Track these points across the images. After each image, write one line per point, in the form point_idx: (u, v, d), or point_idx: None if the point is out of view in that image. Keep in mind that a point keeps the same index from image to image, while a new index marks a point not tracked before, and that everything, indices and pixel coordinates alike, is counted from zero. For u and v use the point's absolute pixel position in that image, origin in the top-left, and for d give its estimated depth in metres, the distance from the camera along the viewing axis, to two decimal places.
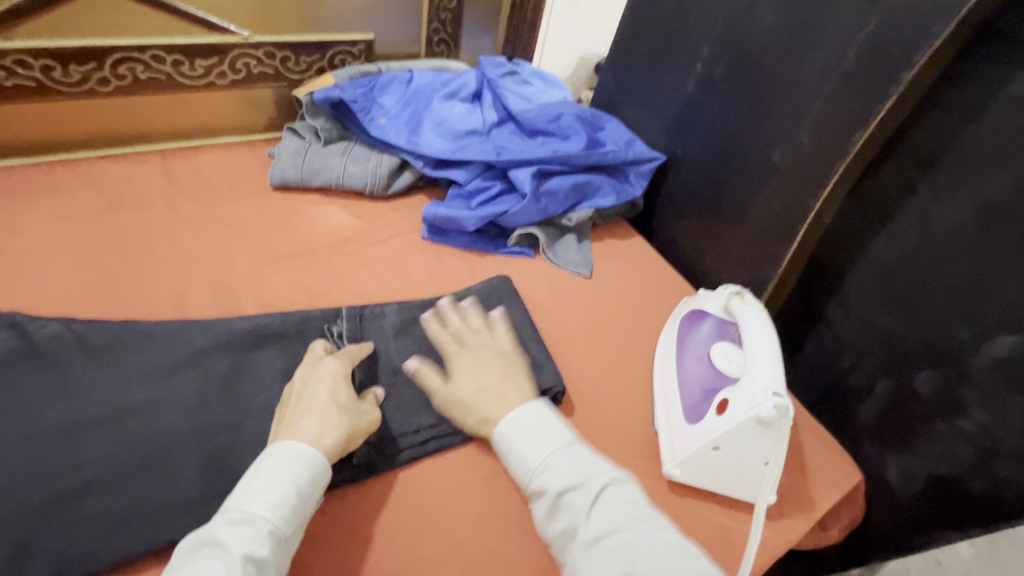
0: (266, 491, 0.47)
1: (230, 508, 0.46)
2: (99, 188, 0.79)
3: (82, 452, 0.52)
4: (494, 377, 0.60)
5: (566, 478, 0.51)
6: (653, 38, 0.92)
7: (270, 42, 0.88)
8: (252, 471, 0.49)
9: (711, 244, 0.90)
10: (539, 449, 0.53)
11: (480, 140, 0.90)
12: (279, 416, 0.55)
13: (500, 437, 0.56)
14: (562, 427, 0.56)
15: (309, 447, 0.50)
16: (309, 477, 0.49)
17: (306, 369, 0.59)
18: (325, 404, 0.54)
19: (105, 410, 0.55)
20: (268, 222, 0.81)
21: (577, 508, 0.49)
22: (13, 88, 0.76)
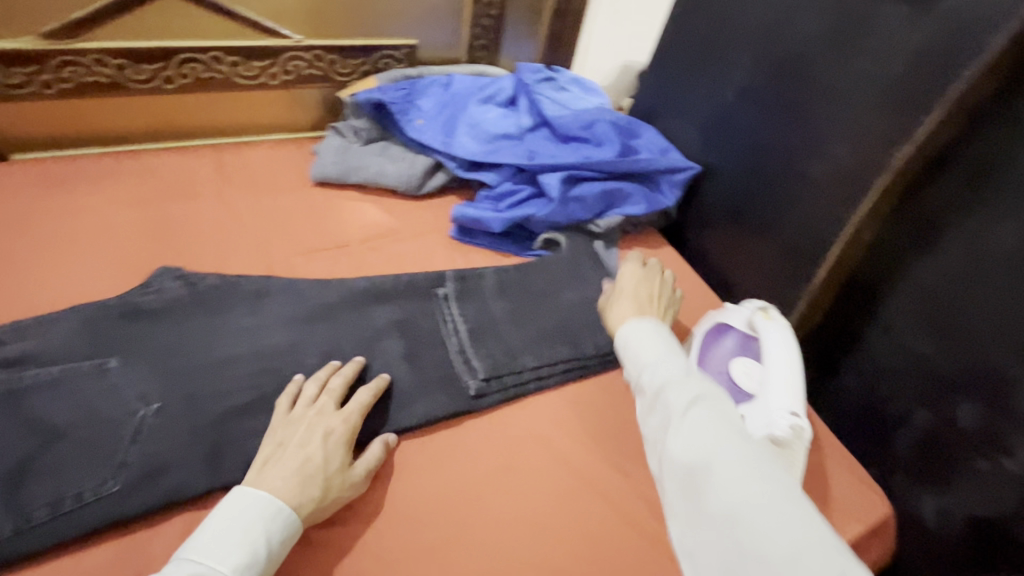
0: (234, 552, 0.47)
1: (190, 560, 0.47)
2: (156, 176, 0.85)
3: (122, 419, 0.56)
4: (651, 307, 0.66)
5: (672, 377, 0.52)
6: (693, 47, 0.91)
7: (320, 46, 0.92)
8: (214, 522, 0.49)
9: (743, 258, 0.88)
10: (655, 355, 0.55)
11: (513, 144, 0.92)
12: (270, 447, 0.56)
13: (620, 340, 0.59)
14: (675, 347, 0.56)
15: (288, 513, 0.51)
16: (280, 538, 0.50)
17: (311, 414, 0.58)
18: (314, 472, 0.54)
19: (140, 381, 0.59)
20: (306, 216, 0.85)
21: (672, 404, 0.49)
22: (91, 84, 0.83)
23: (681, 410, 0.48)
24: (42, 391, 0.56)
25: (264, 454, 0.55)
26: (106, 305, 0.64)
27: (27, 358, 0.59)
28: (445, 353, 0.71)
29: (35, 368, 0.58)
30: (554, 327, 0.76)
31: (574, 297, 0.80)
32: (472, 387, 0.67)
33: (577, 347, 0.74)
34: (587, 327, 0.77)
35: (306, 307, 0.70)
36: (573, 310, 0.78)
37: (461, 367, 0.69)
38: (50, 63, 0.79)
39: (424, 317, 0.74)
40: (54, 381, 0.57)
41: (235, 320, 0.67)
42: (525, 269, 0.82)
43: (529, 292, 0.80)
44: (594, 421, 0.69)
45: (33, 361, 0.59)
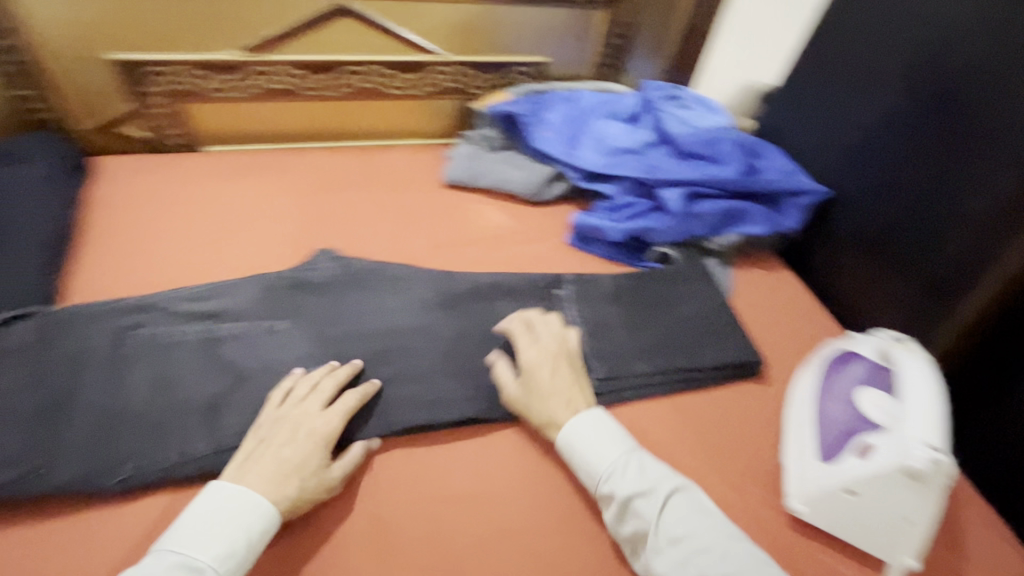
0: (217, 542, 0.50)
1: (172, 549, 0.50)
2: (314, 171, 0.98)
3: (291, 373, 0.67)
4: (565, 381, 0.67)
5: (636, 484, 0.58)
6: (835, 71, 0.90)
7: (462, 61, 1.01)
8: (197, 513, 0.52)
9: (871, 287, 0.85)
10: (608, 454, 0.61)
11: (634, 158, 0.94)
12: (253, 444, 0.58)
13: (563, 441, 0.63)
14: (623, 434, 0.63)
15: (260, 510, 0.53)
16: (260, 529, 0.52)
17: (294, 413, 0.61)
18: (288, 469, 0.56)
19: (307, 348, 0.70)
20: (438, 214, 0.94)
21: (645, 514, 0.57)
22: (272, 91, 0.96)
23: (654, 519, 0.56)
24: (232, 342, 0.68)
25: (244, 450, 0.58)
26: (278, 277, 0.76)
27: (220, 313, 0.71)
28: None
29: (226, 323, 0.70)
30: (670, 337, 0.78)
31: (691, 310, 0.81)
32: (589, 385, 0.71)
33: (691, 360, 0.75)
34: (701, 343, 0.77)
35: (438, 295, 0.78)
36: (690, 324, 0.79)
37: None
38: (243, 71, 0.92)
39: (542, 312, 0.79)
40: (241, 335, 0.69)
41: (378, 301, 0.76)
42: (642, 278, 0.85)
43: (640, 303, 0.81)
44: (702, 433, 0.69)
45: (225, 316, 0.71)
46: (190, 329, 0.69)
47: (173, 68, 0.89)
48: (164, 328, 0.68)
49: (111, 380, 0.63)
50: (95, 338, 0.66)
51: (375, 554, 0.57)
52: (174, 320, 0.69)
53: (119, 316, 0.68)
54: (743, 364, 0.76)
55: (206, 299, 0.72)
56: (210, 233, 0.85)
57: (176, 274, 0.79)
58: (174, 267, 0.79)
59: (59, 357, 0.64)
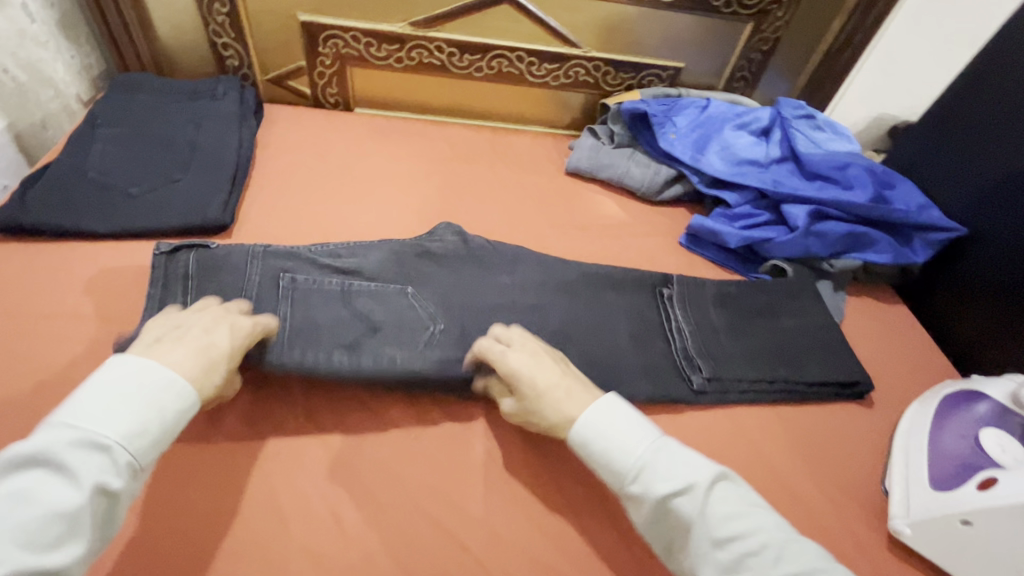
0: (124, 418, 0.45)
1: (66, 422, 0.44)
2: (450, 143, 1.05)
3: (423, 329, 0.71)
4: (555, 373, 0.63)
5: (670, 483, 0.54)
6: (989, 106, 0.86)
7: (602, 58, 1.05)
8: (94, 391, 0.46)
9: (1002, 336, 0.82)
10: (635, 444, 0.56)
11: (759, 171, 0.96)
12: (161, 331, 0.54)
13: (580, 438, 0.58)
14: (643, 422, 0.58)
15: (180, 385, 0.49)
16: (176, 408, 0.48)
17: (211, 311, 0.59)
18: (214, 352, 0.54)
19: (435, 311, 0.74)
20: (558, 198, 0.99)
21: (687, 510, 0.53)
22: (425, 64, 1.04)
23: (697, 515, 0.52)
24: (366, 297, 0.73)
25: (153, 336, 0.54)
26: (406, 245, 0.80)
27: (359, 272, 0.75)
28: (667, 346, 0.77)
29: (363, 280, 0.74)
30: (777, 348, 0.78)
31: (801, 324, 0.81)
32: (695, 382, 0.72)
33: (799, 373, 0.75)
34: (812, 358, 0.77)
35: (556, 277, 0.81)
36: (800, 339, 0.79)
37: (685, 365, 0.74)
38: (406, 44, 1.01)
39: (650, 307, 0.81)
40: (377, 293, 0.74)
41: (498, 276, 0.80)
42: (750, 289, 0.84)
43: (749, 310, 0.82)
44: (803, 443, 0.70)
45: (360, 274, 0.75)
46: (330, 282, 0.73)
47: (347, 34, 0.99)
48: (308, 275, 0.73)
49: (266, 315, 0.68)
50: (251, 275, 0.70)
51: (488, 486, 0.62)
52: (316, 271, 0.74)
53: (269, 260, 0.72)
54: (848, 388, 0.75)
55: (343, 257, 0.76)
56: (356, 184, 0.94)
57: (327, 215, 0.88)
58: (326, 209, 0.88)
59: (220, 287, 0.68)
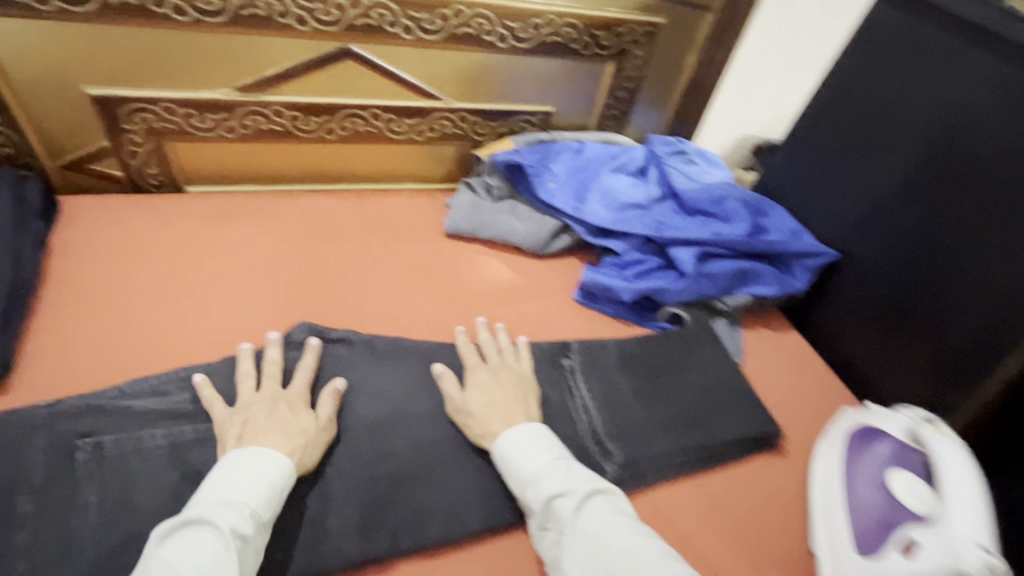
0: (244, 482, 0.52)
1: (204, 495, 0.51)
2: (307, 217, 0.92)
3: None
4: (505, 394, 0.66)
5: (558, 485, 0.57)
6: (840, 134, 0.90)
7: (467, 108, 0.98)
8: (219, 472, 0.54)
9: (884, 353, 0.84)
10: (535, 458, 0.60)
11: (642, 214, 0.92)
12: (235, 425, 0.58)
13: (499, 450, 0.61)
14: (555, 441, 0.63)
15: (275, 454, 0.55)
16: (279, 475, 0.54)
17: (267, 390, 0.62)
18: (288, 427, 0.59)
19: None
20: (439, 267, 0.89)
21: (563, 514, 0.55)
22: (265, 131, 0.90)
23: (573, 516, 0.55)
24: (202, 447, 0.59)
25: (232, 428, 0.58)
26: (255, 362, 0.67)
27: (192, 412, 0.61)
28: (574, 429, 0.69)
29: (196, 423, 0.61)
30: (689, 409, 0.73)
31: (706, 376, 0.77)
32: (609, 472, 0.65)
33: (712, 434, 0.70)
34: (722, 413, 0.73)
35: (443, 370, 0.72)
36: (708, 392, 0.75)
37: (596, 450, 0.67)
38: (237, 112, 0.87)
39: (553, 385, 0.73)
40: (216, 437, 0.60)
41: (373, 381, 0.69)
42: (650, 345, 0.80)
43: (653, 369, 0.77)
44: (727, 515, 0.65)
45: (195, 415, 0.61)
46: (151, 434, 0.59)
47: (158, 106, 0.83)
48: (120, 433, 0.58)
49: (59, 504, 0.53)
50: (34, 455, 0.55)
51: None
52: (132, 423, 0.59)
53: (61, 423, 0.57)
54: (762, 441, 0.72)
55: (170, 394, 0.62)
56: (190, 284, 0.77)
57: (148, 334, 0.70)
58: (147, 327, 0.71)
59: None
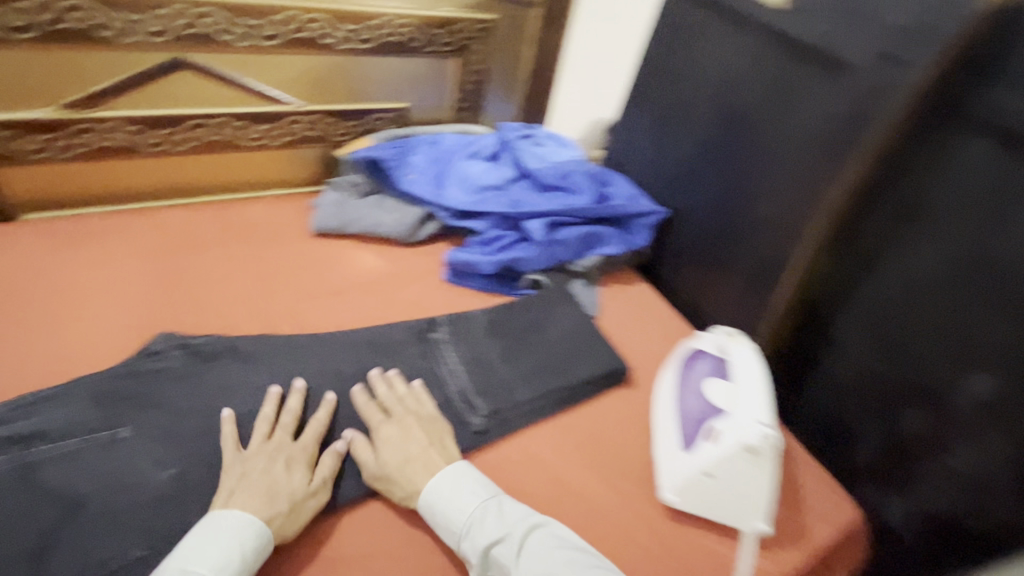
0: (212, 555, 0.52)
1: (171, 566, 0.51)
2: (162, 231, 0.90)
3: (140, 484, 0.59)
4: (419, 446, 0.65)
5: (491, 533, 0.57)
6: (651, 105, 1.01)
7: (321, 110, 1.01)
8: (192, 539, 0.53)
9: (706, 292, 0.95)
10: (463, 506, 0.59)
11: (497, 194, 1.00)
12: (230, 483, 0.58)
13: (424, 502, 0.61)
14: (483, 481, 0.63)
15: (257, 523, 0.55)
16: (254, 546, 0.53)
17: (270, 446, 0.62)
18: (279, 489, 0.58)
19: (159, 450, 0.62)
20: (307, 265, 0.91)
21: (503, 561, 0.56)
22: (103, 149, 0.87)
23: (514, 562, 0.56)
24: (54, 465, 0.58)
25: (225, 486, 0.58)
26: (109, 377, 0.66)
27: (40, 435, 0.60)
28: (443, 391, 0.75)
29: (45, 444, 0.59)
30: (547, 359, 0.81)
31: (562, 330, 0.86)
32: (475, 423, 0.72)
33: (567, 378, 0.79)
34: (577, 358, 0.82)
35: (311, 358, 0.75)
36: (565, 343, 0.84)
37: (463, 406, 0.73)
38: (67, 130, 0.83)
39: (422, 358, 0.78)
40: (70, 453, 0.59)
41: (240, 378, 0.70)
42: (512, 309, 0.88)
43: (515, 331, 0.85)
44: (584, 443, 0.74)
45: (44, 436, 0.60)
46: None
47: None
48: None
49: None
50: None
51: None
52: None
53: None
54: (613, 376, 0.82)
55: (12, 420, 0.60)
56: (27, 312, 0.74)
57: None
58: None
59: None
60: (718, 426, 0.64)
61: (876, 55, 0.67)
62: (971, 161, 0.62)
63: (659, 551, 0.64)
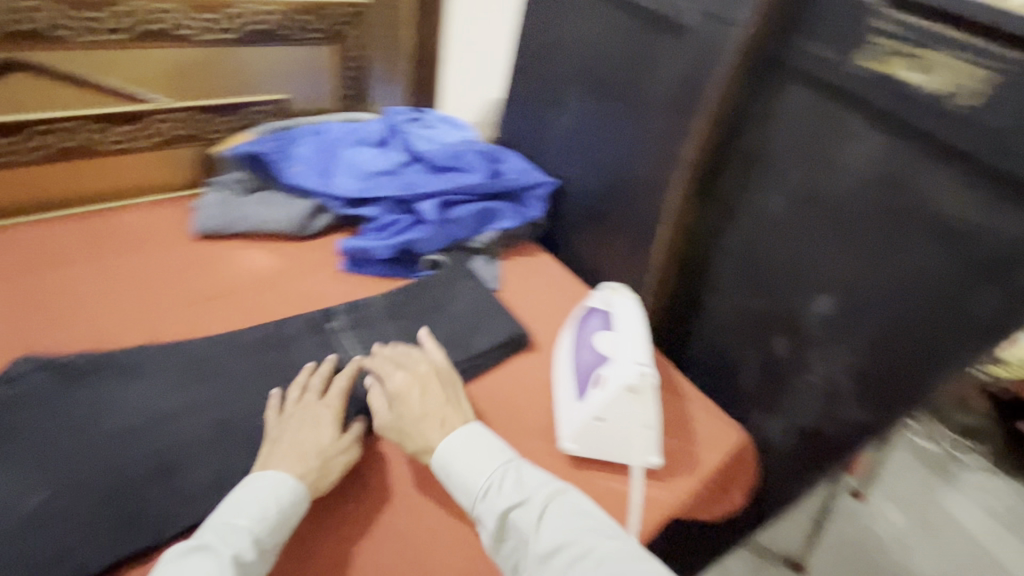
0: (251, 509, 0.55)
1: (216, 522, 0.54)
2: (17, 250, 0.83)
3: (8, 511, 0.55)
4: (437, 402, 0.66)
5: (512, 495, 0.58)
6: (531, 80, 1.04)
7: (186, 106, 0.95)
8: (235, 495, 0.57)
9: (600, 254, 1.00)
10: (481, 471, 0.60)
11: (389, 178, 0.99)
12: (267, 447, 0.62)
13: (440, 462, 0.61)
14: (501, 446, 0.63)
15: (292, 481, 0.58)
16: (289, 500, 0.56)
17: (302, 410, 0.65)
18: (309, 447, 0.61)
19: (28, 476, 0.58)
20: (190, 269, 0.87)
21: (521, 525, 0.57)
22: None
23: (534, 527, 0.56)
24: None
25: (265, 450, 0.62)
26: None
27: None
28: None
29: None
30: (448, 335, 0.83)
31: (462, 305, 0.88)
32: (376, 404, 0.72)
33: (468, 350, 0.81)
34: (478, 330, 0.84)
35: (199, 362, 0.72)
36: (465, 317, 0.86)
37: None
38: None
39: (319, 348, 0.77)
40: None
41: (119, 392, 0.67)
42: (412, 291, 0.89)
43: (416, 311, 0.86)
44: (489, 409, 0.77)
45: None
46: None
47: None
48: None
49: None
50: None
51: None
52: None
53: None
54: (515, 343, 0.85)
55: None
56: None
57: None
58: None
59: None
60: (604, 372, 0.69)
61: (707, 15, 0.72)
62: (797, 105, 0.69)
63: None
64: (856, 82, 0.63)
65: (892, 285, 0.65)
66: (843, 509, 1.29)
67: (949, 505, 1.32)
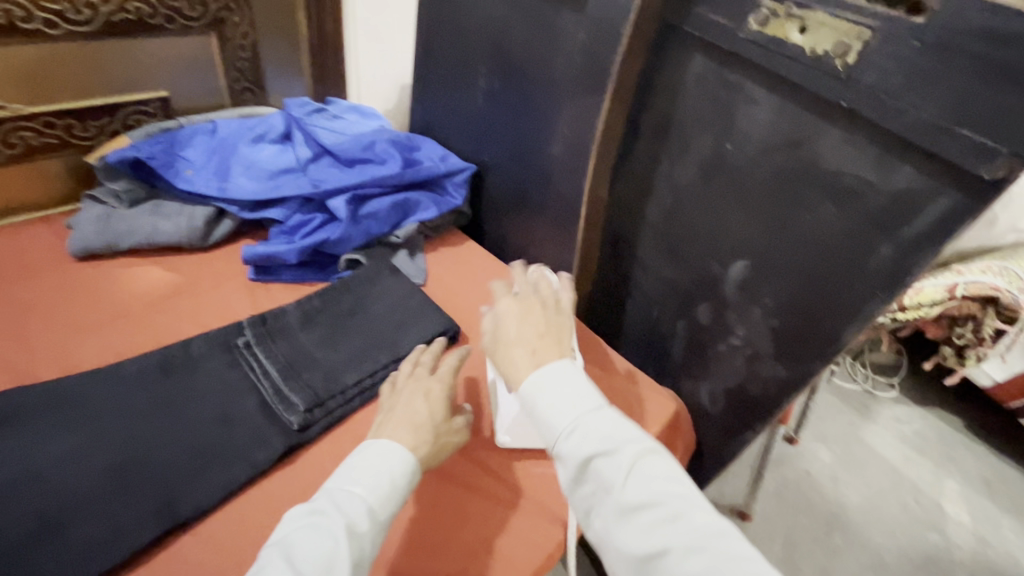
0: (366, 478, 0.54)
1: (331, 489, 0.54)
2: None
3: None
4: (535, 332, 0.61)
5: (597, 443, 0.51)
6: (439, 62, 0.99)
7: (48, 112, 0.86)
8: (350, 462, 0.56)
9: (526, 238, 0.98)
10: (566, 414, 0.53)
11: (295, 176, 0.92)
12: (380, 418, 0.61)
13: (526, 395, 0.56)
14: (593, 390, 0.55)
15: (406, 456, 0.56)
16: (402, 472, 0.55)
17: (416, 382, 0.65)
18: (422, 421, 0.60)
19: None
20: (71, 295, 0.78)
21: (606, 478, 0.50)
22: None
23: (620, 480, 0.49)
24: None
25: (378, 421, 0.61)
26: None
27: None
28: (258, 398, 0.69)
29: None
30: (372, 338, 0.78)
31: (386, 305, 0.83)
32: (294, 422, 0.67)
33: (395, 351, 0.77)
34: (404, 329, 0.80)
35: (86, 400, 0.65)
36: (389, 318, 0.81)
37: (280, 406, 0.68)
38: None
39: (228, 368, 0.71)
40: None
41: None
42: (329, 296, 0.83)
43: (335, 316, 0.81)
44: None
45: None
46: None
47: None
48: None
49: None
50: None
51: None
52: None
53: None
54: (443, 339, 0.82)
55: None
56: None
57: None
58: None
59: None
60: None
61: None
62: (700, 75, 0.69)
63: (498, 491, 0.68)
64: (750, 47, 0.63)
65: (800, 246, 0.67)
66: (779, 456, 1.37)
67: (872, 440, 1.43)
